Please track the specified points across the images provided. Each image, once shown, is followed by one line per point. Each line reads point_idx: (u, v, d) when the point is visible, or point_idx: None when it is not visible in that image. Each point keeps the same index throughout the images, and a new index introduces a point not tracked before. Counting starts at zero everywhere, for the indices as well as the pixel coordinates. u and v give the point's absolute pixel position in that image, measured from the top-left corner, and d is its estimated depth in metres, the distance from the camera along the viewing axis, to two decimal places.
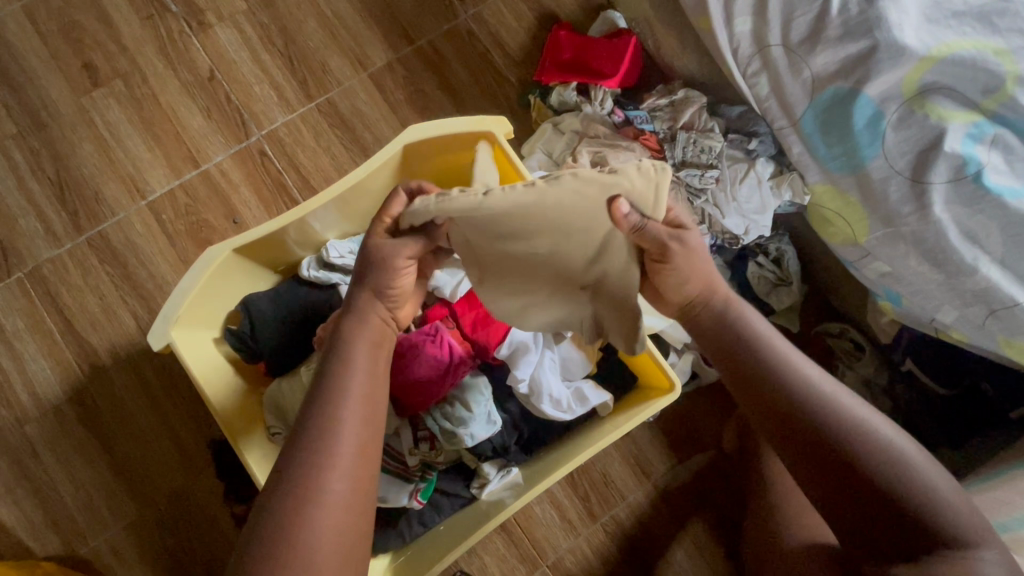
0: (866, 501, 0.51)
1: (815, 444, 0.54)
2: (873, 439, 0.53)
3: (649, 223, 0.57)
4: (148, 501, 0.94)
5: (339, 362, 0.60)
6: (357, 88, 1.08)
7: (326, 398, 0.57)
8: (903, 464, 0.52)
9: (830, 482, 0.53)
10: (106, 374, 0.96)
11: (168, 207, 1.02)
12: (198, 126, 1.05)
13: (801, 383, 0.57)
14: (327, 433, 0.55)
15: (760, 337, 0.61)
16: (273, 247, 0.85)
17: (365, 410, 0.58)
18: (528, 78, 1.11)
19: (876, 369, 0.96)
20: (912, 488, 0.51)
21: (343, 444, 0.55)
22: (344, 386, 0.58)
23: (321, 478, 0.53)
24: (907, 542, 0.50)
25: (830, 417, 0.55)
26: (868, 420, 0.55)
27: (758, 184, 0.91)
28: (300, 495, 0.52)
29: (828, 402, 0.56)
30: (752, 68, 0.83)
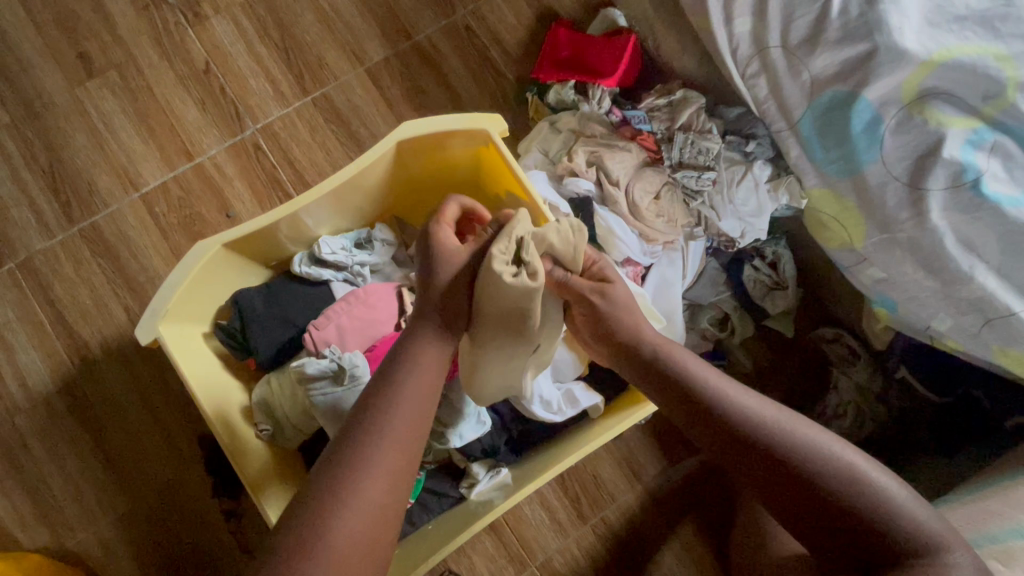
0: (830, 517, 0.55)
1: (773, 467, 0.58)
2: (825, 457, 0.57)
3: (570, 276, 0.70)
4: (138, 495, 0.94)
5: (392, 385, 0.62)
6: (353, 83, 1.07)
7: (377, 414, 0.60)
8: (849, 475, 0.56)
9: (794, 502, 0.57)
10: (97, 367, 0.96)
11: (162, 200, 1.02)
12: (193, 119, 1.05)
13: (748, 411, 0.61)
14: (367, 448, 0.58)
15: (697, 374, 0.65)
16: (264, 242, 0.85)
17: (411, 429, 0.60)
18: (526, 76, 1.10)
19: (870, 375, 0.96)
20: (863, 497, 0.55)
21: (382, 457, 0.58)
22: (393, 405, 0.61)
23: (353, 491, 0.56)
24: (869, 549, 0.53)
25: (779, 442, 0.58)
26: (818, 438, 0.59)
27: (754, 187, 0.90)
28: (329, 502, 0.55)
29: (777, 427, 0.60)
30: (751, 70, 0.82)
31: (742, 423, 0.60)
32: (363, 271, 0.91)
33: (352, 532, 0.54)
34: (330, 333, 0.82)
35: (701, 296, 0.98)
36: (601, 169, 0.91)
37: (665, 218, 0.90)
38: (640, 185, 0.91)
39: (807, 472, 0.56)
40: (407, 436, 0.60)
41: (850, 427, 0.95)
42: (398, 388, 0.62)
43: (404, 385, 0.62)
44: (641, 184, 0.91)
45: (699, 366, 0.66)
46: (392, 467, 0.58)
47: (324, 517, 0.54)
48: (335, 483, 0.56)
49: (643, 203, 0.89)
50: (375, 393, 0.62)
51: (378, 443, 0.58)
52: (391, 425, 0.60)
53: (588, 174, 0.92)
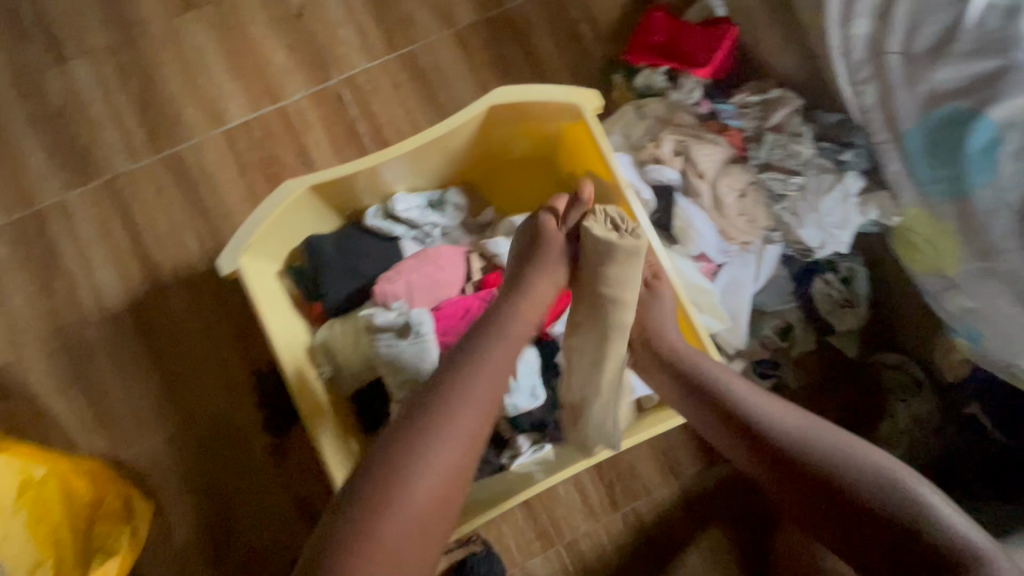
0: (853, 508, 0.59)
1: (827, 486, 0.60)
2: (847, 453, 0.61)
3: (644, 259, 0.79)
4: (192, 419, 0.97)
5: (479, 353, 0.65)
6: (441, 44, 1.07)
7: (458, 380, 0.63)
8: (871, 470, 0.59)
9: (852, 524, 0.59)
10: (166, 292, 0.99)
11: (243, 138, 1.04)
12: (281, 62, 1.06)
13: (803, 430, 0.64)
14: (449, 407, 0.61)
15: (719, 376, 0.71)
16: (344, 189, 0.86)
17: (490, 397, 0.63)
18: (614, 57, 1.08)
19: (931, 407, 0.93)
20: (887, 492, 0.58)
21: (462, 417, 0.61)
22: (477, 372, 0.63)
23: (433, 444, 0.59)
24: (894, 538, 0.57)
25: (831, 461, 0.61)
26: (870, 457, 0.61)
27: (843, 198, 0.87)
28: (413, 459, 0.58)
29: (801, 433, 0.63)
30: (863, 75, 0.80)
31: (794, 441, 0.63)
32: (434, 232, 0.92)
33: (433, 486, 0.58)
34: (400, 289, 0.82)
35: (766, 302, 0.96)
36: (688, 160, 0.88)
37: (746, 219, 0.88)
38: (728, 181, 0.87)
39: (828, 468, 0.61)
40: (487, 402, 0.63)
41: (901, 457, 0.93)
42: (480, 359, 0.64)
43: (484, 355, 0.65)
44: (727, 180, 0.87)
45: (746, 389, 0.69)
46: (472, 433, 0.61)
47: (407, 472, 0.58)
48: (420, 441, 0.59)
49: (728, 198, 0.86)
50: (456, 360, 0.64)
51: (461, 409, 0.61)
52: (473, 389, 0.62)
53: (673, 163, 0.89)
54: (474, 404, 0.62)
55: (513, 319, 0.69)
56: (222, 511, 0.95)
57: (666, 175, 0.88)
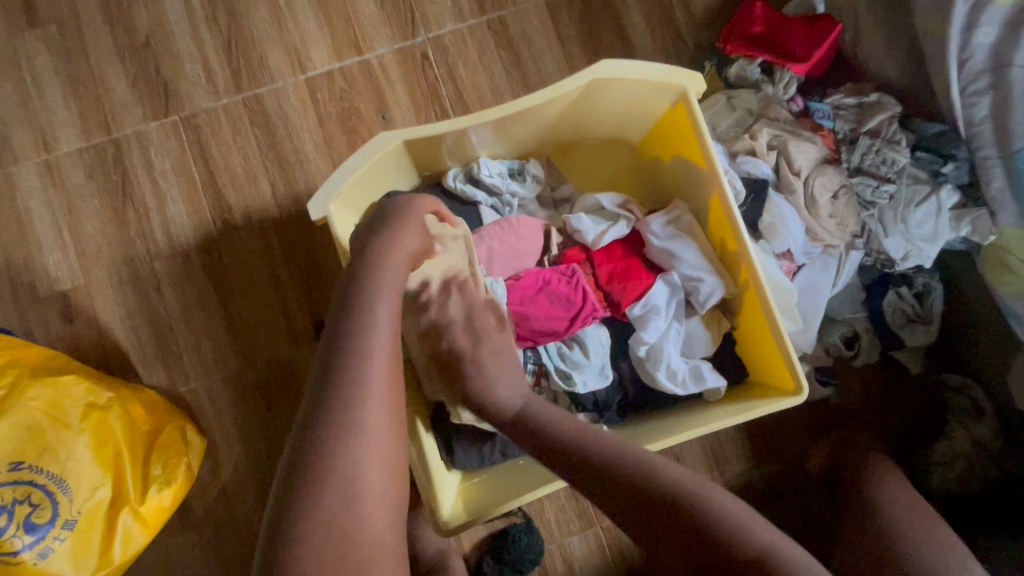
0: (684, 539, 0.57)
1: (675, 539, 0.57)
2: (665, 478, 0.61)
3: (649, 242, 0.84)
4: (250, 362, 0.98)
5: (358, 316, 0.61)
6: (532, 13, 1.05)
7: (354, 354, 0.58)
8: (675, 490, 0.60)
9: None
10: (236, 234, 0.99)
11: (325, 87, 1.03)
12: (369, 14, 1.04)
13: (656, 478, 0.61)
14: (357, 371, 0.57)
15: (561, 421, 0.70)
16: (432, 148, 0.85)
17: (390, 361, 0.60)
18: (706, 44, 1.06)
19: (993, 435, 0.90)
20: (690, 507, 0.58)
21: (371, 373, 0.58)
22: (368, 330, 0.60)
23: (352, 411, 0.55)
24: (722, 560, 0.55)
25: (654, 488, 0.60)
26: (690, 484, 0.61)
27: (936, 211, 0.85)
28: (332, 447, 0.53)
29: (633, 462, 0.63)
30: (976, 86, 0.79)
31: (636, 492, 0.61)
32: (512, 202, 0.91)
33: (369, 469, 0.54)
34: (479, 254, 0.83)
35: (834, 308, 0.96)
36: (783, 157, 0.87)
37: (836, 222, 0.86)
38: (823, 183, 0.85)
39: (647, 490, 0.60)
40: (387, 355, 0.60)
41: (954, 479, 0.92)
42: (365, 318, 0.60)
43: (373, 321, 0.60)
44: (821, 180, 0.85)
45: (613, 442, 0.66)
46: (386, 401, 0.57)
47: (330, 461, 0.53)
48: (331, 425, 0.54)
49: (821, 198, 0.85)
50: (342, 336, 0.59)
51: (357, 369, 0.57)
52: (369, 346, 0.59)
53: (766, 157, 0.87)
54: (378, 370, 0.58)
55: (385, 278, 0.64)
56: (273, 455, 0.96)
57: (761, 169, 0.86)
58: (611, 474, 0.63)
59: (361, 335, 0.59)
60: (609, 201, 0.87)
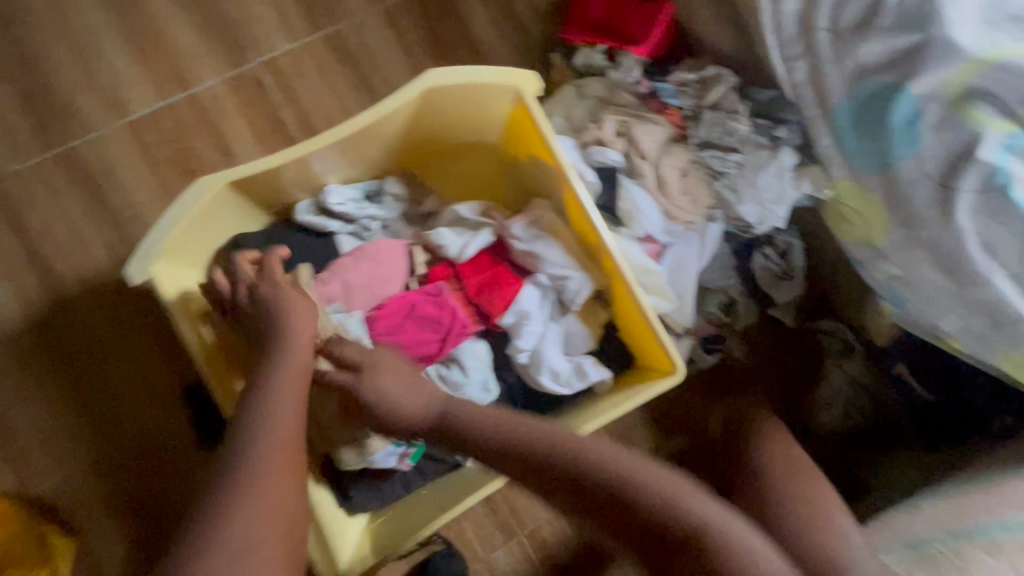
0: (625, 523, 0.54)
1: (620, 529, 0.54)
2: (601, 461, 0.58)
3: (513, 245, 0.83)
4: (112, 443, 0.88)
5: (267, 382, 0.64)
6: (369, 22, 1.00)
7: (255, 427, 0.59)
8: (605, 466, 0.57)
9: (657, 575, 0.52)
10: (73, 306, 0.89)
11: (152, 130, 0.94)
12: (190, 44, 0.95)
13: (600, 475, 0.57)
14: (258, 433, 0.59)
15: (481, 415, 0.66)
16: (268, 185, 0.79)
17: (292, 433, 0.61)
18: (553, 35, 1.05)
19: (864, 369, 0.97)
20: (630, 489, 0.55)
21: (272, 435, 0.59)
22: (272, 395, 0.63)
23: (250, 472, 0.56)
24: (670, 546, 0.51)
25: (596, 474, 0.57)
26: (627, 465, 0.57)
27: (779, 173, 0.88)
28: (222, 511, 0.53)
29: (568, 446, 0.60)
30: (793, 52, 0.80)
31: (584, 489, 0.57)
32: (372, 225, 0.87)
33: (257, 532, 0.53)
34: (333, 291, 0.79)
35: (711, 279, 0.97)
36: (633, 142, 0.89)
37: (687, 199, 0.89)
38: (670, 161, 0.89)
39: (591, 480, 0.57)
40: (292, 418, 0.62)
41: (839, 416, 0.98)
42: (269, 386, 0.63)
43: (275, 396, 0.63)
44: (670, 160, 0.89)
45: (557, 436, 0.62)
46: (283, 468, 0.58)
47: (224, 523, 0.52)
48: (224, 492, 0.55)
49: (671, 177, 0.88)
50: (245, 411, 0.61)
51: (259, 431, 0.59)
52: (278, 409, 0.62)
53: (614, 145, 0.90)
54: (273, 440, 0.59)
55: (285, 360, 0.67)
56: (154, 539, 0.88)
57: (611, 158, 0.88)
58: (552, 461, 0.60)
59: (264, 410, 0.61)
60: (470, 210, 0.84)
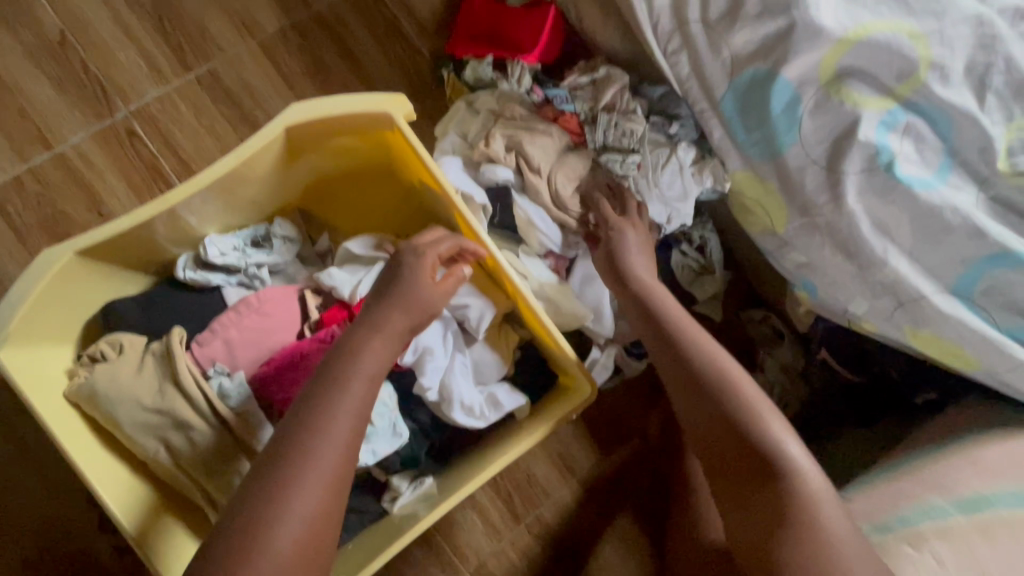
0: (730, 442, 0.62)
1: (677, 379, 0.68)
2: (736, 392, 0.64)
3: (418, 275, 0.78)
4: (6, 541, 0.82)
5: (342, 372, 0.59)
6: (244, 57, 0.95)
7: (318, 424, 0.55)
8: (754, 409, 0.63)
9: (694, 417, 0.65)
10: None
11: (15, 197, 0.87)
12: (49, 101, 0.89)
13: (680, 336, 0.70)
14: (316, 434, 0.55)
15: (666, 309, 0.74)
16: (136, 244, 0.74)
17: (350, 435, 0.57)
18: (441, 50, 1.01)
19: (794, 355, 0.96)
20: (752, 426, 0.62)
21: (325, 447, 0.55)
22: (340, 395, 0.58)
23: (299, 475, 0.53)
24: (743, 459, 0.61)
25: (711, 384, 0.65)
26: (750, 398, 0.64)
27: (679, 170, 0.85)
28: (262, 511, 0.51)
29: (712, 361, 0.67)
30: (673, 46, 0.76)
31: (665, 340, 0.71)
32: (261, 272, 0.81)
33: (287, 544, 0.51)
34: (215, 350, 0.73)
35: None
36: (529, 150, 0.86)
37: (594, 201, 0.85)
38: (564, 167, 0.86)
39: (709, 390, 0.65)
40: (349, 430, 0.56)
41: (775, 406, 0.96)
42: (342, 381, 0.59)
43: (350, 384, 0.59)
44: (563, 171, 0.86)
45: (665, 298, 0.76)
46: (329, 475, 0.54)
47: (259, 526, 0.51)
48: (276, 495, 0.52)
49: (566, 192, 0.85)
50: (311, 396, 0.57)
51: (317, 434, 0.55)
52: (334, 418, 0.56)
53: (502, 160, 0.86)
54: (332, 454, 0.55)
55: (371, 345, 0.62)
56: None
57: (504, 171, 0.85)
58: (674, 348, 0.69)
59: (326, 403, 0.57)
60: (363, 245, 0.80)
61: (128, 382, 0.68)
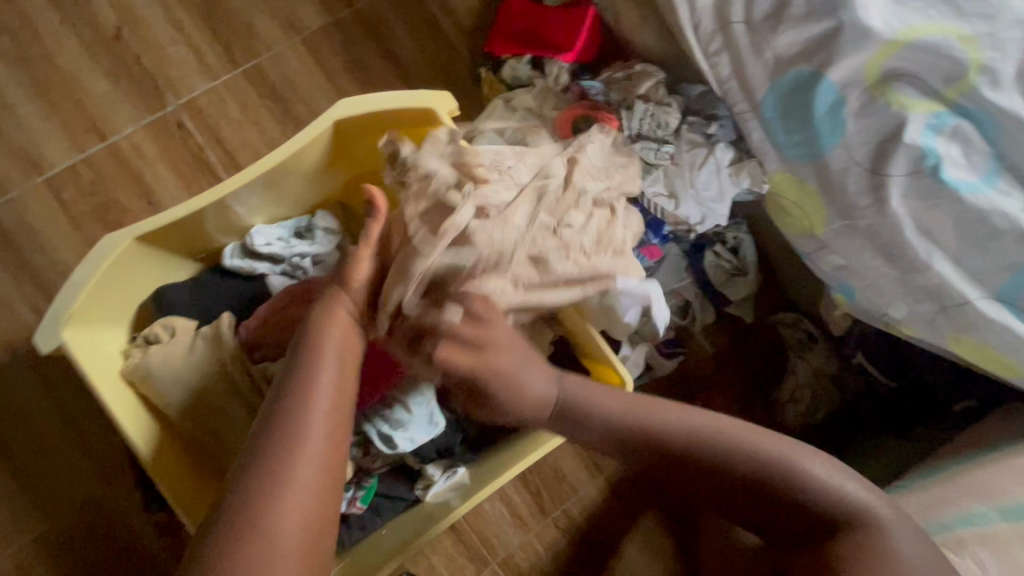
0: (763, 500, 0.59)
1: (691, 474, 0.61)
2: (734, 448, 0.60)
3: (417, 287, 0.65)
4: (56, 513, 0.85)
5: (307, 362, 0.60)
6: (288, 53, 0.98)
7: (294, 409, 0.56)
8: (761, 457, 0.59)
9: (711, 488, 0.61)
10: (3, 374, 0.86)
11: (71, 185, 0.91)
12: (103, 93, 0.93)
13: (648, 428, 0.62)
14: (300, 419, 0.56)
15: (598, 399, 0.64)
16: (187, 234, 0.77)
17: (330, 428, 0.57)
18: (479, 49, 1.03)
19: (827, 358, 0.96)
20: (776, 476, 0.58)
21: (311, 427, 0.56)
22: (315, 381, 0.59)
23: (288, 460, 0.54)
24: (788, 513, 0.58)
25: (706, 456, 0.60)
26: (753, 449, 0.60)
27: (716, 171, 0.86)
28: (252, 521, 0.51)
29: (689, 433, 0.61)
30: (714, 47, 0.76)
31: (647, 448, 0.62)
32: (303, 263, 0.82)
33: (292, 543, 0.51)
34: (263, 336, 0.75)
35: (663, 283, 0.95)
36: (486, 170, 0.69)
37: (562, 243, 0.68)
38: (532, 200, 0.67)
39: (710, 460, 0.60)
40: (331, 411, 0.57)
41: (807, 410, 0.96)
42: (313, 371, 0.59)
43: (315, 391, 0.58)
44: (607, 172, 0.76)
45: (591, 394, 0.65)
46: (322, 454, 0.55)
47: (257, 536, 0.51)
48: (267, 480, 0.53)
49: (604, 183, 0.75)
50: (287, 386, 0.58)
51: (298, 418, 0.56)
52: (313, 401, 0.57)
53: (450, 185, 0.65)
54: (319, 432, 0.56)
55: (329, 343, 0.61)
56: None
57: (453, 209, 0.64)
58: (643, 438, 0.62)
59: (295, 414, 0.56)
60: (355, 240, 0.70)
61: (181, 363, 0.71)
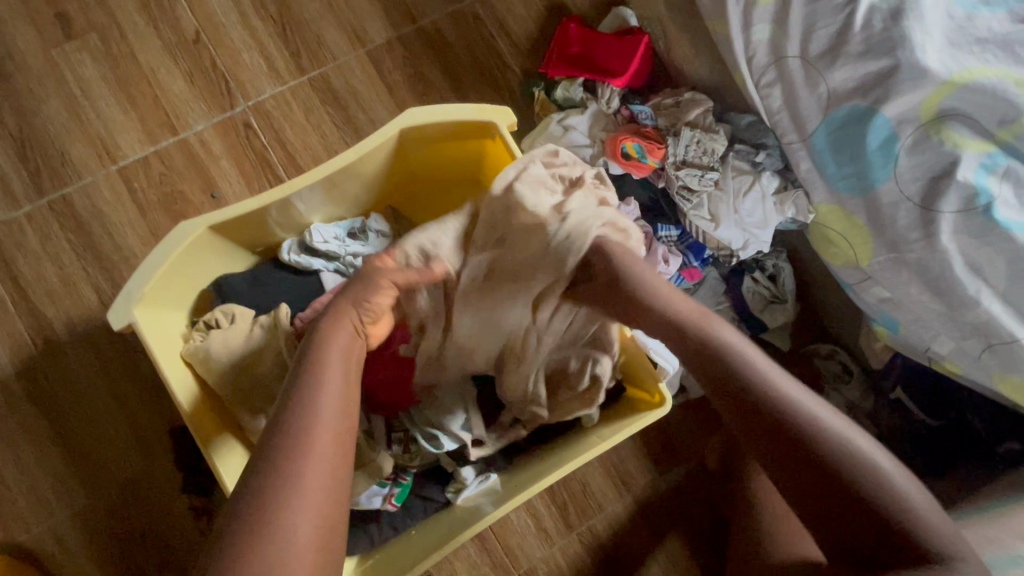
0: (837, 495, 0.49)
1: (758, 428, 0.54)
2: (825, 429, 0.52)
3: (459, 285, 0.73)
4: (99, 488, 0.88)
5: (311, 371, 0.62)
6: (353, 64, 1.03)
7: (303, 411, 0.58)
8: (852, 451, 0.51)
9: (784, 464, 0.52)
10: (62, 351, 0.90)
11: (141, 175, 0.96)
12: (179, 92, 0.98)
13: (754, 376, 0.57)
14: (310, 419, 0.58)
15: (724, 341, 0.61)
16: (251, 227, 0.80)
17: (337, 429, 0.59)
18: (533, 70, 1.07)
19: (862, 393, 0.97)
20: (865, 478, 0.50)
21: (320, 427, 0.58)
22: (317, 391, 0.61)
23: (294, 459, 0.54)
24: (864, 521, 0.48)
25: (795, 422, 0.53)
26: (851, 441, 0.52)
27: (761, 198, 0.87)
28: (262, 516, 0.50)
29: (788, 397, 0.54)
30: (767, 79, 0.79)
31: (736, 390, 0.57)
32: (357, 262, 0.86)
33: (306, 538, 0.50)
34: None
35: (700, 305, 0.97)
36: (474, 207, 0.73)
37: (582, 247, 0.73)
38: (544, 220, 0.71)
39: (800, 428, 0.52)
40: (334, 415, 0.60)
41: None
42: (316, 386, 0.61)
43: (319, 394, 0.60)
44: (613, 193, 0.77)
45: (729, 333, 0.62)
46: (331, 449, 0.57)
47: (266, 530, 0.49)
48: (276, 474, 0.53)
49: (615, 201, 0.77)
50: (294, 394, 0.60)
51: (304, 420, 0.58)
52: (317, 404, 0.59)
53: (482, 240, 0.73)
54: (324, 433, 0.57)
55: (340, 337, 0.66)
56: None
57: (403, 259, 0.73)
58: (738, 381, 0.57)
59: (303, 414, 0.58)
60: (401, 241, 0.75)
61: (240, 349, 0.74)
